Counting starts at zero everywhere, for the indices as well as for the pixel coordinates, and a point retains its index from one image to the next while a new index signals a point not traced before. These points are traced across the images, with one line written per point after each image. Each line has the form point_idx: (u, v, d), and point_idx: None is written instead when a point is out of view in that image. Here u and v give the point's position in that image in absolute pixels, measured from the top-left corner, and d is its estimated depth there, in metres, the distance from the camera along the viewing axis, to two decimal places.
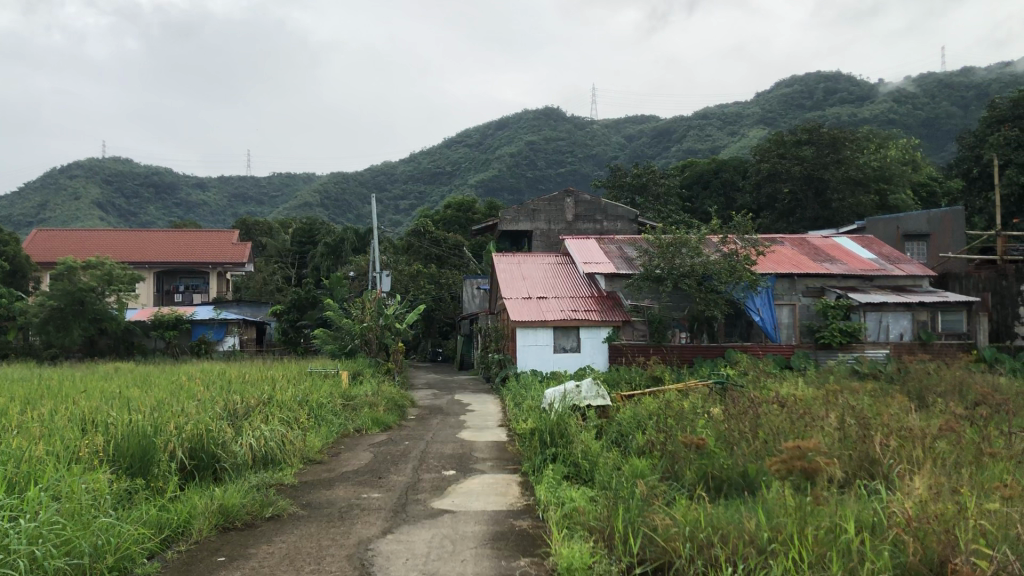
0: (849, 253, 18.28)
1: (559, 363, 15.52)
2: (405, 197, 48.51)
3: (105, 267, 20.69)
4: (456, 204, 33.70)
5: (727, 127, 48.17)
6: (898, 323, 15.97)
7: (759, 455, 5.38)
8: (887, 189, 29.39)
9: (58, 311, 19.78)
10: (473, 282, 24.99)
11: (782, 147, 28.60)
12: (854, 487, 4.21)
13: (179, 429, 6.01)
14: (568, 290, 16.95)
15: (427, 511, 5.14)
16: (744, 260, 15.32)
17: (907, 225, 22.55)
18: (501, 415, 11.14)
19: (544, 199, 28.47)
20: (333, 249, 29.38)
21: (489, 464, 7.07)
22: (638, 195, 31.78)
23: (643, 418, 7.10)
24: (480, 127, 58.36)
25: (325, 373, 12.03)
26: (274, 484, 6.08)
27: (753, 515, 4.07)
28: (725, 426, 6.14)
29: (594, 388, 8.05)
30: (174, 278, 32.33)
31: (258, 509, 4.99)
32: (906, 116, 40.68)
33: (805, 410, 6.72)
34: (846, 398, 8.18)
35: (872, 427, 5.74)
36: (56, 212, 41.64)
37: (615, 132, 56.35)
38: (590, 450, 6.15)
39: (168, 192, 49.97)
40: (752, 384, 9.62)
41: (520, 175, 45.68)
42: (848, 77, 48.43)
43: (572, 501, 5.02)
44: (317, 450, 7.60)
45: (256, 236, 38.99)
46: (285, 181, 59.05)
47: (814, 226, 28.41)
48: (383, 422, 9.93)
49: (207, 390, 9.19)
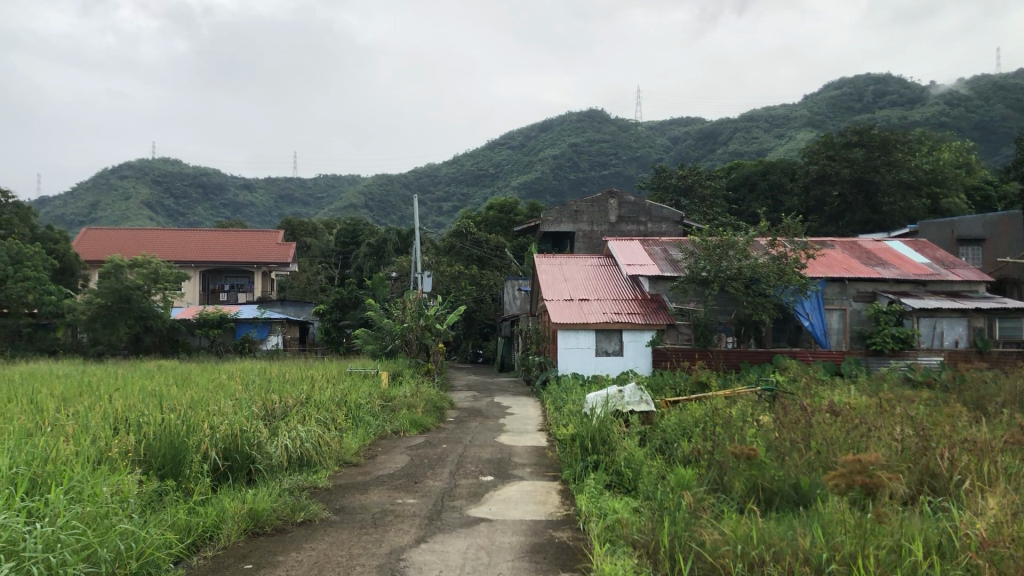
0: (901, 257, 17.78)
1: (600, 366, 15.27)
2: (449, 198, 48.50)
3: (152, 265, 20.87)
4: (498, 205, 33.58)
5: (775, 129, 47.47)
6: (953, 329, 15.47)
7: (813, 467, 5.11)
8: (939, 192, 28.68)
9: (105, 309, 19.98)
10: (515, 283, 24.82)
11: (831, 149, 28.05)
12: (919, 506, 3.93)
13: (213, 429, 5.90)
14: (611, 293, 16.68)
15: (464, 519, 4.95)
16: (793, 263, 14.94)
17: (961, 229, 21.92)
18: (541, 419, 10.94)
19: (587, 200, 28.22)
20: (376, 249, 29.42)
21: (529, 470, 6.87)
22: (683, 197, 31.37)
23: (688, 425, 6.85)
24: (524, 129, 58.21)
25: (365, 373, 11.94)
26: (308, 487, 5.94)
27: (807, 531, 3.82)
28: (775, 436, 5.89)
29: (637, 393, 7.80)
30: (219, 277, 32.62)
31: (289, 514, 4.84)
32: (958, 119, 39.73)
33: (862, 420, 6.42)
34: (903, 407, 7.85)
35: (933, 439, 5.43)
36: (107, 212, 42.30)
37: (660, 134, 55.79)
38: (633, 459, 5.91)
39: (216, 193, 50.57)
40: (801, 390, 9.29)
41: (563, 177, 45.47)
42: (900, 79, 47.41)
43: (614, 512, 4.80)
44: (353, 453, 7.44)
45: (301, 236, 39.24)
46: (330, 182, 59.47)
47: (864, 230, 27.77)
48: (421, 425, 9.75)
49: (245, 389, 9.12)
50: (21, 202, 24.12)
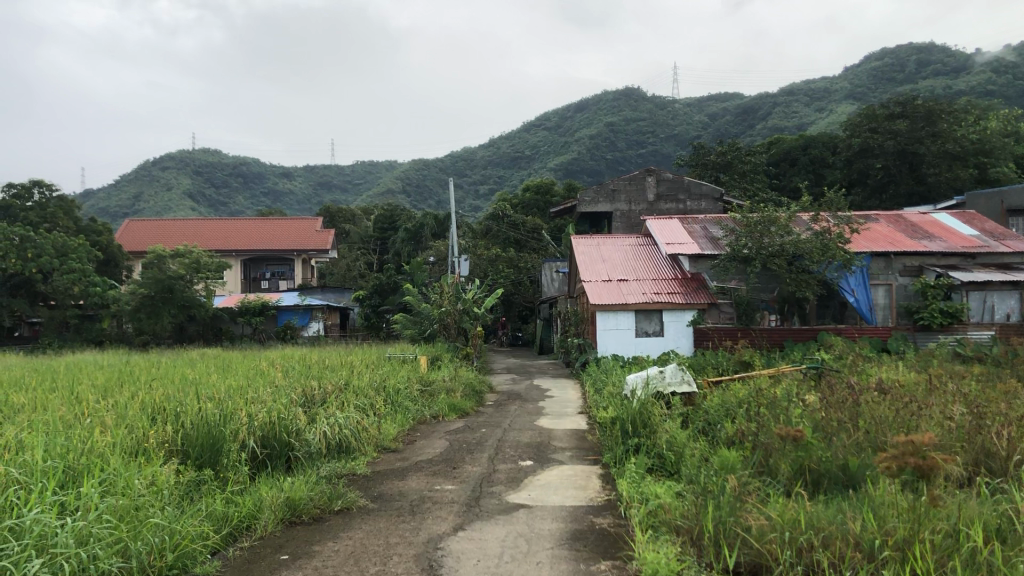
0: (949, 230, 17.34)
1: (641, 347, 15.12)
2: (486, 181, 48.38)
3: (193, 255, 21.03)
4: (535, 187, 33.41)
5: (814, 103, 46.62)
6: (1004, 303, 15.04)
7: (863, 449, 4.95)
8: (987, 162, 27.97)
9: (148, 299, 20.19)
10: (553, 265, 24.67)
11: (874, 121, 27.46)
12: (977, 488, 3.77)
13: (251, 417, 5.89)
14: (650, 273, 16.48)
15: (502, 505, 4.87)
16: (837, 238, 14.63)
17: (1011, 200, 21.35)
18: (581, 401, 10.82)
19: (624, 179, 27.93)
20: (414, 234, 29.45)
21: (569, 454, 6.78)
22: (721, 173, 30.94)
23: (732, 406, 6.70)
24: (560, 110, 57.83)
25: (403, 357, 11.91)
26: (346, 474, 5.90)
27: (857, 516, 3.68)
28: (823, 416, 5.72)
29: (679, 373, 7.64)
30: (260, 265, 32.88)
31: (326, 502, 4.80)
32: (1005, 87, 38.70)
33: (914, 398, 6.22)
34: (954, 384, 7.62)
35: (989, 417, 5.25)
36: (150, 203, 42.83)
37: (697, 111, 55.10)
38: (676, 441, 5.78)
39: (255, 182, 50.95)
40: (848, 368, 9.09)
41: (600, 157, 45.10)
42: (943, 47, 46.23)
43: (656, 497, 4.68)
44: (392, 438, 7.39)
45: (339, 223, 39.42)
46: (368, 168, 59.65)
47: (909, 202, 27.16)
48: (460, 409, 9.68)
49: (284, 376, 9.12)
50: (65, 195, 24.43)
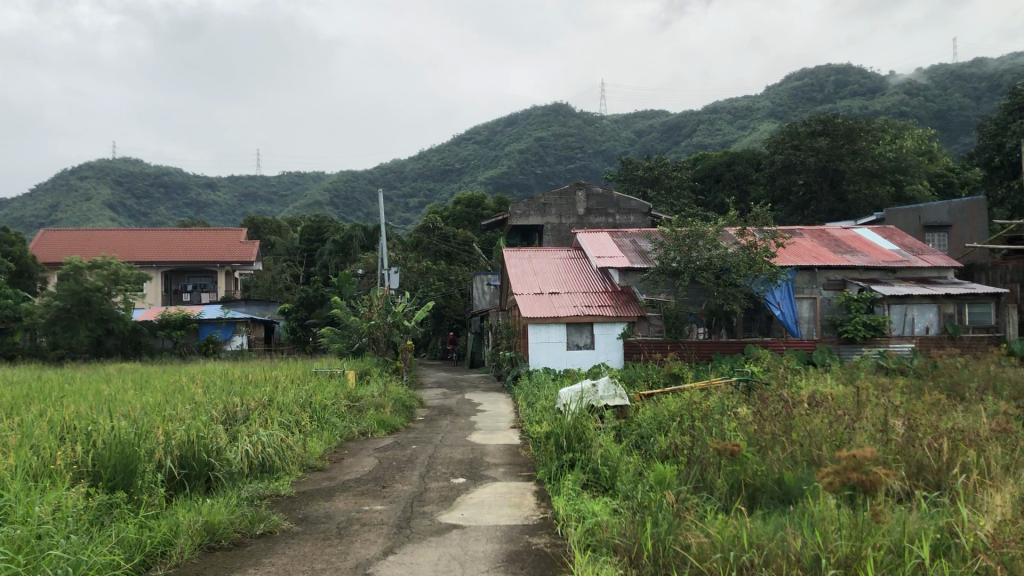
0: (870, 245, 17.75)
1: (572, 360, 15.05)
2: (415, 194, 48.07)
3: (111, 266, 20.25)
4: (465, 200, 33.31)
5: (738, 121, 47.60)
6: (924, 316, 15.41)
7: (798, 462, 4.92)
8: (903, 180, 28.86)
9: (64, 312, 19.38)
10: (484, 278, 24.54)
11: (796, 138, 28.09)
12: (917, 503, 3.73)
13: (169, 436, 5.60)
14: (581, 286, 16.46)
15: (435, 526, 4.68)
16: (763, 252, 14.84)
17: (927, 216, 22.04)
18: (513, 415, 10.67)
19: (555, 193, 28.01)
20: (342, 247, 29.03)
21: (502, 470, 6.61)
22: (649, 188, 31.27)
23: (665, 419, 6.64)
24: (489, 124, 57.92)
25: (331, 372, 11.61)
26: (269, 495, 5.64)
27: (796, 532, 3.62)
28: (757, 430, 5.69)
29: (612, 387, 7.54)
30: (182, 277, 32.00)
31: (247, 525, 4.56)
32: (918, 108, 40.12)
33: (845, 410, 6.25)
34: (882, 396, 7.70)
35: (918, 429, 5.30)
36: (67, 213, 41.39)
37: (624, 127, 55.77)
38: (610, 456, 5.68)
39: (178, 193, 49.71)
40: (777, 380, 9.15)
41: (530, 171, 45.26)
42: (860, 69, 47.70)
43: (593, 515, 4.57)
44: (318, 457, 7.12)
45: (265, 234, 38.65)
46: (295, 180, 58.75)
47: (830, 218, 27.83)
48: (389, 425, 9.44)
49: (206, 392, 8.75)
50: None
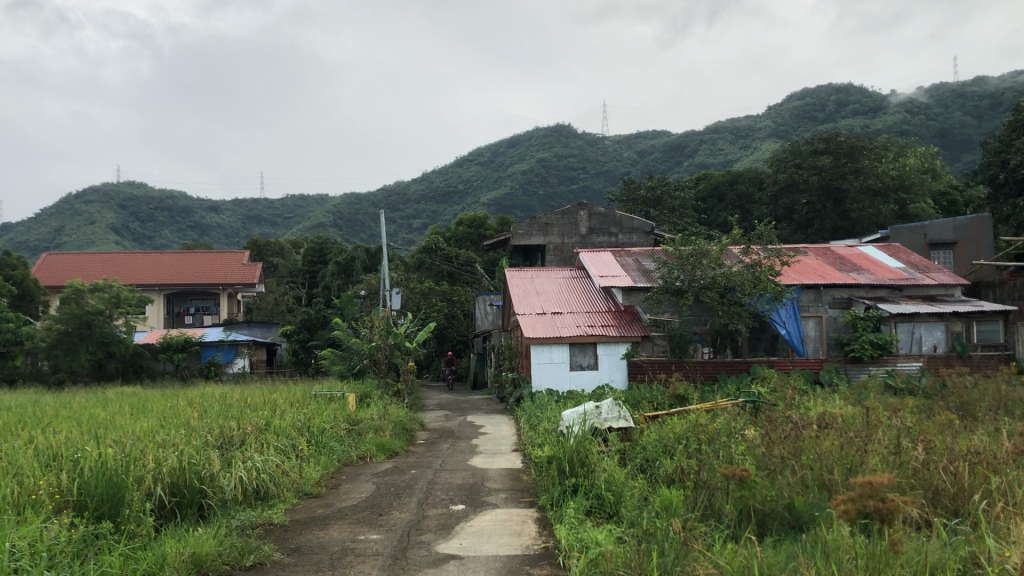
0: (876, 263, 17.58)
1: (575, 381, 14.86)
2: (418, 216, 48.00)
3: (113, 289, 20.12)
4: (468, 220, 33.24)
5: (740, 141, 47.61)
6: (931, 334, 15.21)
7: (810, 487, 4.74)
8: (907, 198, 28.75)
9: (65, 335, 19.24)
10: (486, 298, 24.39)
11: (799, 157, 27.99)
12: (939, 532, 3.55)
13: (159, 463, 5.44)
14: (584, 306, 16.30)
15: (432, 558, 4.50)
16: (767, 270, 14.68)
17: (932, 234, 21.89)
18: (515, 438, 10.48)
19: (557, 213, 27.91)
20: (343, 268, 28.93)
21: (503, 496, 6.43)
22: (652, 208, 31.19)
23: (670, 442, 6.46)
24: (492, 145, 57.97)
25: (331, 395, 11.44)
26: (262, 524, 5.47)
27: (810, 563, 3.44)
28: (766, 453, 5.51)
29: (616, 409, 7.34)
30: (184, 300, 31.90)
31: (237, 557, 4.38)
32: (919, 127, 40.04)
33: (857, 432, 6.08)
34: (893, 417, 7.52)
35: (934, 451, 5.12)
36: (71, 237, 41.38)
37: (626, 147, 55.77)
38: (615, 481, 5.49)
39: (182, 216, 49.73)
40: (785, 401, 8.97)
41: (532, 192, 45.25)
42: (861, 88, 47.72)
43: (598, 544, 4.38)
44: (314, 483, 6.93)
45: (267, 257, 38.56)
46: (298, 203, 58.76)
47: (833, 237, 27.68)
48: (389, 449, 9.26)
49: (202, 416, 8.58)
50: None
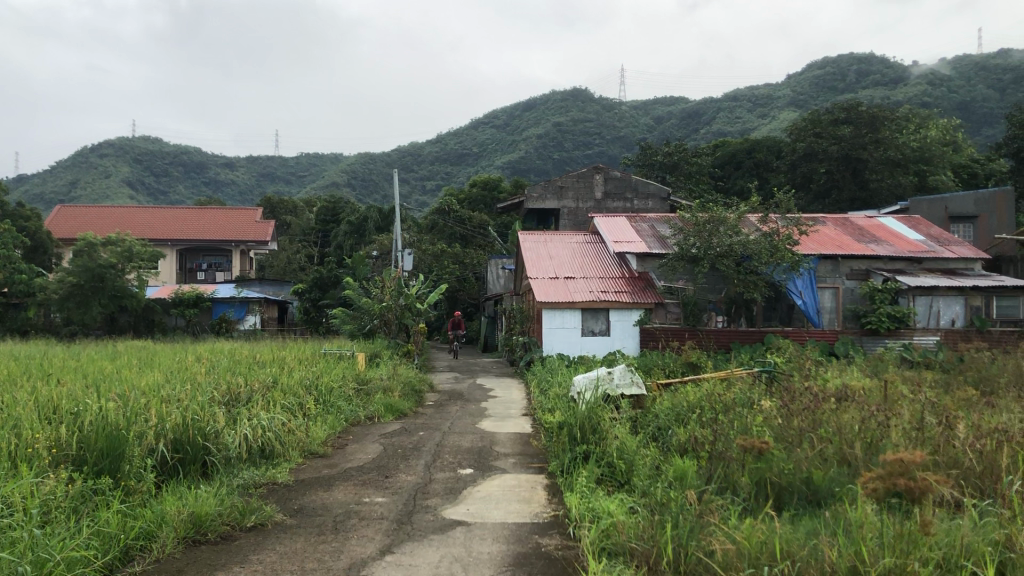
0: (896, 234, 17.27)
1: (586, 346, 14.72)
2: (432, 177, 47.71)
3: (125, 243, 20.06)
4: (481, 182, 32.97)
5: (758, 109, 47.01)
6: (950, 309, 14.99)
7: (829, 460, 4.59)
8: (926, 170, 28.33)
9: (78, 288, 19.18)
10: (498, 262, 24.20)
11: (818, 126, 27.60)
12: (971, 514, 3.39)
13: (162, 418, 5.34)
14: (597, 271, 16.10)
15: (437, 522, 4.38)
16: (785, 239, 14.44)
17: (953, 207, 21.50)
18: (525, 402, 10.36)
19: (573, 176, 27.60)
20: (356, 227, 28.76)
21: (512, 461, 6.30)
22: (668, 174, 30.84)
23: (684, 410, 6.32)
24: (508, 107, 57.43)
25: (340, 354, 11.32)
26: (265, 484, 5.36)
27: (833, 542, 3.28)
28: (783, 425, 5.34)
29: (628, 375, 7.18)
30: (197, 256, 31.86)
31: (236, 517, 4.26)
32: (941, 98, 39.35)
33: (877, 405, 5.91)
34: (913, 391, 7.34)
35: (958, 426, 4.97)
36: (85, 190, 41.33)
37: (643, 112, 55.16)
38: (627, 449, 5.35)
39: (197, 172, 49.60)
40: (800, 372, 8.79)
41: (548, 156, 44.87)
42: (882, 58, 46.96)
43: (609, 514, 4.23)
44: (321, 442, 6.81)
45: (280, 214, 38.44)
46: (313, 161, 58.52)
47: (851, 207, 27.31)
48: (397, 410, 9.14)
49: (210, 372, 8.47)
50: None
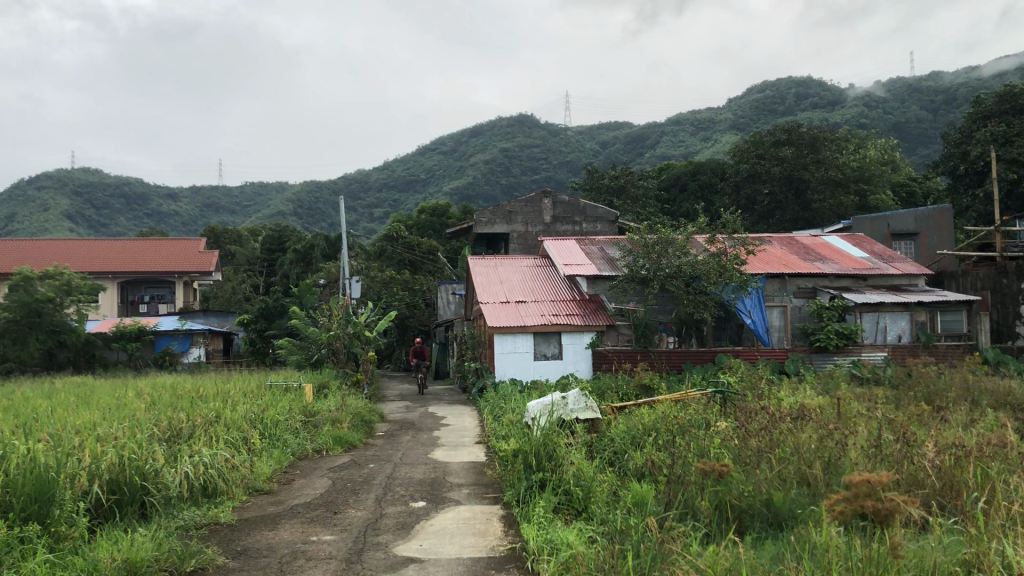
0: (841, 252, 17.50)
1: (539, 370, 14.58)
2: (380, 205, 47.41)
3: (64, 276, 19.45)
4: (430, 208, 32.83)
5: (700, 132, 47.70)
6: (896, 324, 15.16)
7: (789, 481, 4.50)
8: (866, 189, 28.90)
9: (14, 324, 18.52)
10: (448, 287, 24.02)
11: (761, 148, 28.01)
12: (943, 537, 3.31)
13: (97, 459, 5.06)
14: (548, 294, 16.02)
15: (388, 560, 4.19)
16: (733, 259, 14.51)
17: (895, 224, 21.91)
18: (478, 430, 10.17)
19: (521, 201, 27.60)
20: (303, 256, 28.37)
21: (466, 492, 6.10)
22: (615, 197, 31.01)
23: (640, 434, 6.20)
24: (454, 134, 57.46)
25: (287, 385, 11.03)
26: (206, 525, 5.11)
27: (799, 567, 3.18)
28: (741, 446, 5.25)
29: (582, 399, 7.04)
30: (139, 288, 31.12)
31: (176, 563, 4.03)
32: (876, 120, 40.29)
33: (834, 424, 5.86)
34: (869, 408, 7.32)
35: (917, 444, 4.93)
36: (23, 224, 40.25)
37: (588, 138, 55.60)
38: (584, 475, 5.21)
39: (139, 203, 48.62)
40: (753, 391, 8.74)
41: (495, 182, 44.90)
42: (819, 82, 48.02)
43: (568, 547, 4.08)
44: (266, 479, 6.55)
45: (225, 244, 37.80)
46: (258, 190, 57.82)
47: (794, 227, 27.69)
48: (347, 441, 8.89)
49: (149, 408, 8.14)
50: None
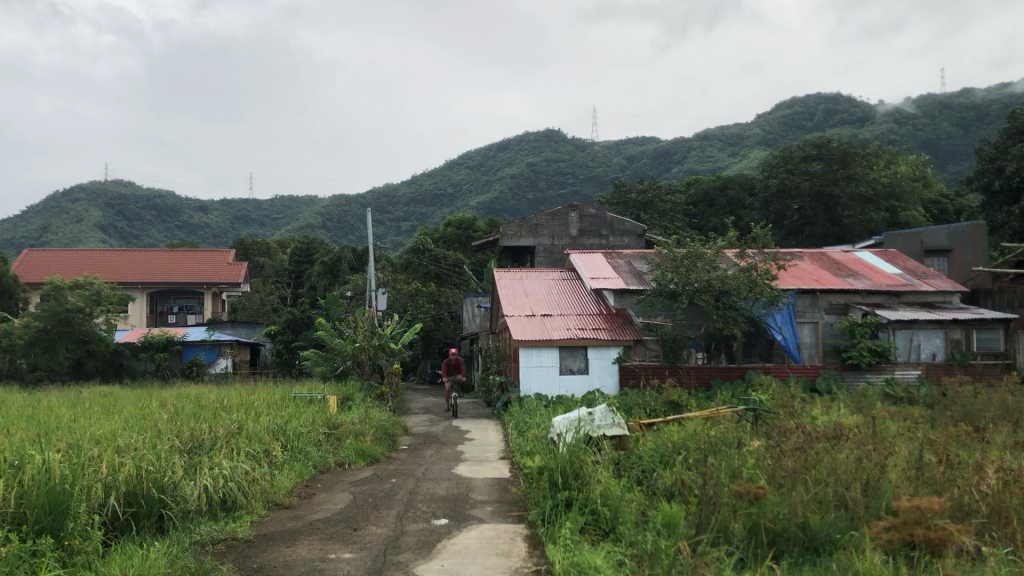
0: (873, 268, 17.19)
1: (565, 385, 14.37)
2: (407, 218, 47.51)
3: (93, 286, 19.48)
4: (456, 221, 32.78)
5: (728, 148, 47.40)
6: (930, 342, 14.86)
7: (827, 503, 4.31)
8: (897, 206, 28.50)
9: (44, 333, 18.60)
10: (474, 300, 23.92)
11: (790, 162, 27.69)
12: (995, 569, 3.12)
13: (116, 470, 4.96)
14: (574, 308, 15.83)
15: None
16: (763, 274, 14.27)
17: (928, 240, 21.52)
18: (502, 445, 10.01)
19: (548, 214, 27.46)
20: (330, 268, 28.40)
21: (490, 509, 5.94)
22: (643, 212, 30.79)
23: (668, 452, 6.02)
24: (482, 148, 57.54)
25: (311, 397, 10.92)
26: (223, 540, 4.99)
27: None
28: (774, 465, 5.07)
29: (609, 416, 6.87)
30: (167, 299, 31.27)
31: None
32: (907, 137, 39.81)
33: (871, 444, 5.65)
34: (904, 428, 7.09)
35: (959, 468, 4.72)
36: (57, 235, 40.68)
37: (615, 152, 55.43)
38: (612, 495, 5.04)
39: (170, 215, 49.00)
40: (783, 408, 8.53)
41: (522, 197, 44.84)
42: (849, 97, 47.59)
43: (595, 569, 3.90)
44: (286, 492, 6.41)
45: (254, 256, 37.97)
46: (287, 203, 58.13)
47: (824, 243, 27.33)
48: (369, 455, 8.74)
49: (171, 418, 8.03)
50: None
